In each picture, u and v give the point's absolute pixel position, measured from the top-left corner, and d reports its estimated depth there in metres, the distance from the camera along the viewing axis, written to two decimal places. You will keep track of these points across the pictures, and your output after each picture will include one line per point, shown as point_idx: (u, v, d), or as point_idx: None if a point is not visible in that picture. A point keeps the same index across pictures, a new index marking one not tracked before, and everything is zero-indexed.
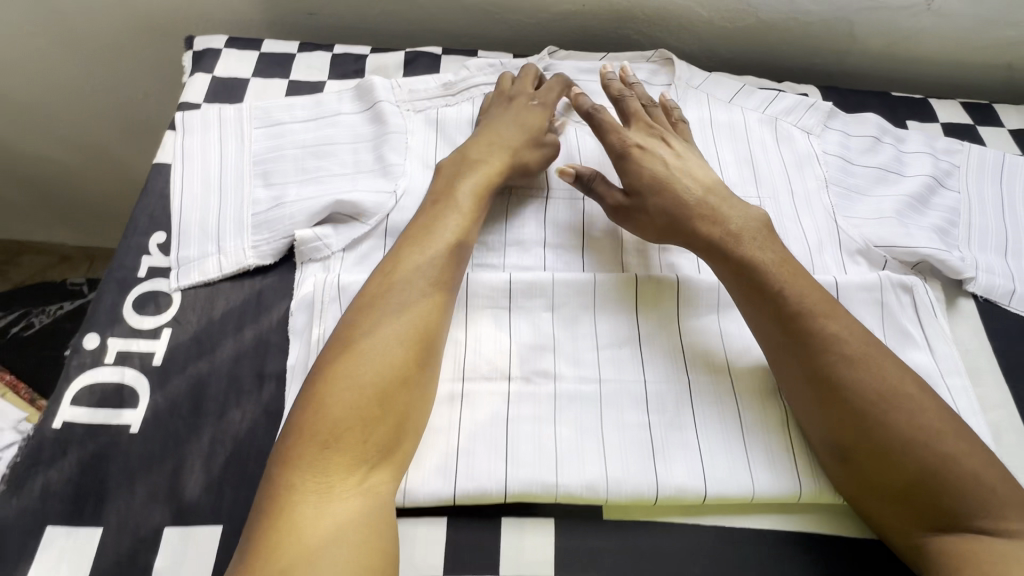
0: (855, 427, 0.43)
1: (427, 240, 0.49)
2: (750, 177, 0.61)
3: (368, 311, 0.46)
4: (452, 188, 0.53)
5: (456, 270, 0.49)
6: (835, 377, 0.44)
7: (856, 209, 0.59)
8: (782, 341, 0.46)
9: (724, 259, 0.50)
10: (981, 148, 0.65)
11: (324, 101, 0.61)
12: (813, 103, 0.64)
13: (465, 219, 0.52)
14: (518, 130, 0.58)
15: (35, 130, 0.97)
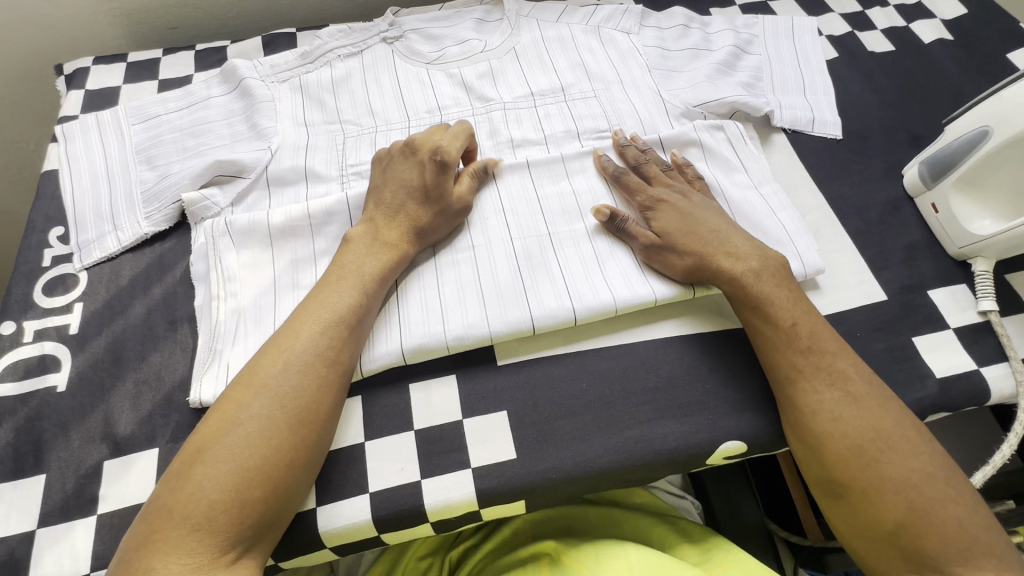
0: (827, 435, 0.45)
1: (308, 314, 0.47)
2: (584, 76, 0.70)
3: (259, 363, 0.45)
4: (356, 261, 0.51)
5: (341, 337, 0.47)
6: (841, 416, 0.45)
7: (677, 83, 0.69)
8: (779, 355, 0.48)
9: (747, 301, 0.50)
10: (774, 17, 0.76)
11: (193, 91, 0.67)
12: (626, 9, 0.75)
13: (361, 286, 0.49)
14: (408, 196, 0.54)
15: None
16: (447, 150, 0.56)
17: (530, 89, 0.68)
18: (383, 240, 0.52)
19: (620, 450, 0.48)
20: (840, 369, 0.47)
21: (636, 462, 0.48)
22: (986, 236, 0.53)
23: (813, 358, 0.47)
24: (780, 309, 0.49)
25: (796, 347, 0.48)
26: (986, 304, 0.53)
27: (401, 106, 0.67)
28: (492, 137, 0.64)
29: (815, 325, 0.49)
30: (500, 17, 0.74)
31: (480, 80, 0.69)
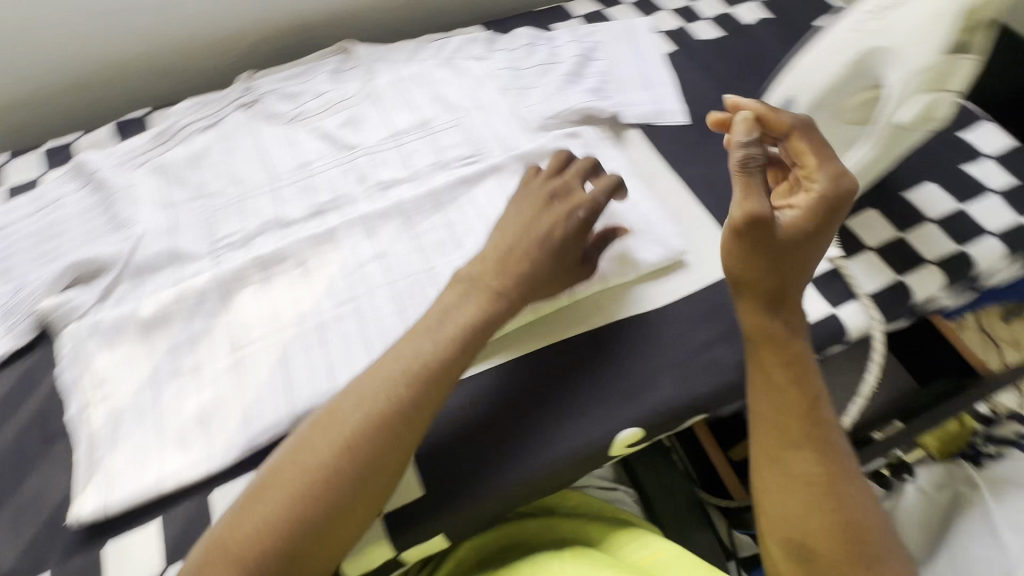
0: (806, 494, 0.44)
1: (387, 372, 0.45)
2: (444, 107, 0.72)
3: (337, 413, 0.43)
4: (440, 316, 0.48)
5: (413, 397, 0.44)
6: (837, 487, 0.45)
7: (531, 99, 0.72)
8: (774, 407, 0.48)
9: (777, 353, 0.49)
10: (612, 24, 0.81)
11: (43, 192, 0.65)
12: (474, 38, 0.78)
13: (445, 341, 0.46)
14: (532, 249, 0.51)
15: None
16: (591, 203, 0.54)
17: (393, 129, 0.70)
18: (487, 291, 0.48)
19: (526, 465, 0.50)
20: (840, 447, 0.47)
21: (542, 471, 0.50)
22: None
23: (809, 418, 0.47)
24: (789, 357, 0.49)
25: (795, 399, 0.47)
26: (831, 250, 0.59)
27: (266, 169, 0.67)
28: (360, 182, 0.65)
29: (819, 393, 0.48)
30: (354, 65, 0.76)
31: (343, 128, 0.70)
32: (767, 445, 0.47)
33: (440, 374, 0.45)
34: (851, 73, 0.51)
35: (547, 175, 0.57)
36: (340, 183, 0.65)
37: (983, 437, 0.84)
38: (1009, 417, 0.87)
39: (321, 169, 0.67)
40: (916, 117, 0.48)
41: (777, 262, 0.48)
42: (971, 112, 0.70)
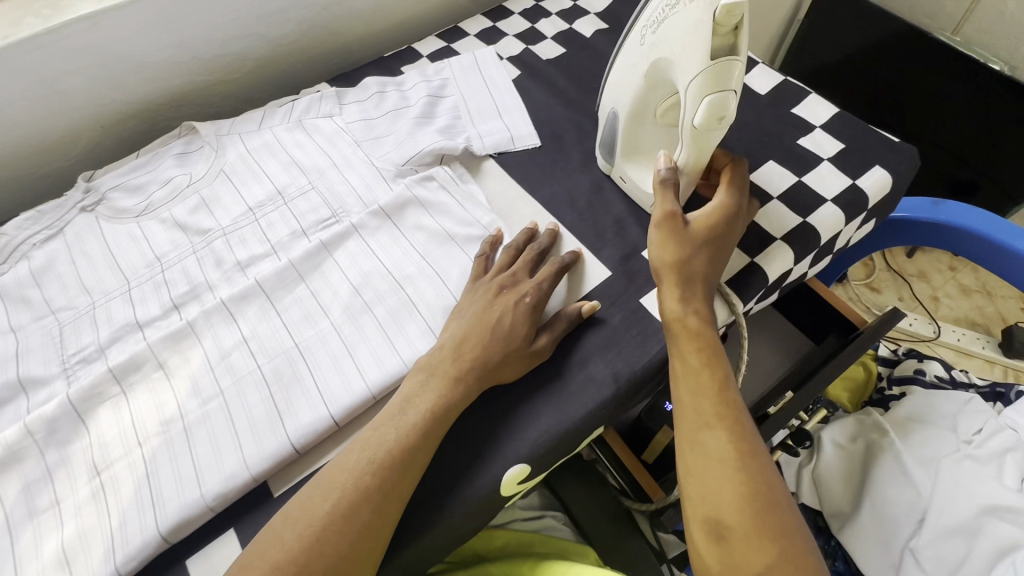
0: (721, 472, 0.43)
1: (357, 459, 0.47)
2: (298, 172, 0.71)
3: (316, 499, 0.45)
4: (398, 413, 0.49)
5: (378, 481, 0.46)
6: (749, 459, 0.44)
7: (385, 146, 0.72)
8: (691, 394, 0.47)
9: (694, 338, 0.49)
10: (458, 57, 0.82)
11: None
12: (322, 95, 0.78)
13: (402, 433, 0.48)
14: (482, 332, 0.53)
15: None
16: (537, 290, 0.56)
17: (248, 204, 0.68)
18: (446, 378, 0.51)
19: (415, 525, 0.49)
20: (752, 425, 0.46)
21: (434, 528, 0.49)
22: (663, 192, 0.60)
23: (723, 398, 0.47)
24: (705, 345, 0.49)
25: (710, 383, 0.47)
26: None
27: (117, 271, 0.64)
28: (219, 265, 0.63)
29: (730, 376, 0.48)
30: (201, 144, 0.74)
31: (196, 212, 0.68)
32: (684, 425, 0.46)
33: (399, 468, 0.47)
34: (656, 79, 0.56)
35: (498, 265, 0.58)
36: (196, 271, 0.63)
37: (887, 384, 0.90)
38: (906, 357, 0.92)
39: (175, 259, 0.64)
40: (706, 116, 0.51)
41: (670, 248, 0.52)
42: (797, 86, 0.74)
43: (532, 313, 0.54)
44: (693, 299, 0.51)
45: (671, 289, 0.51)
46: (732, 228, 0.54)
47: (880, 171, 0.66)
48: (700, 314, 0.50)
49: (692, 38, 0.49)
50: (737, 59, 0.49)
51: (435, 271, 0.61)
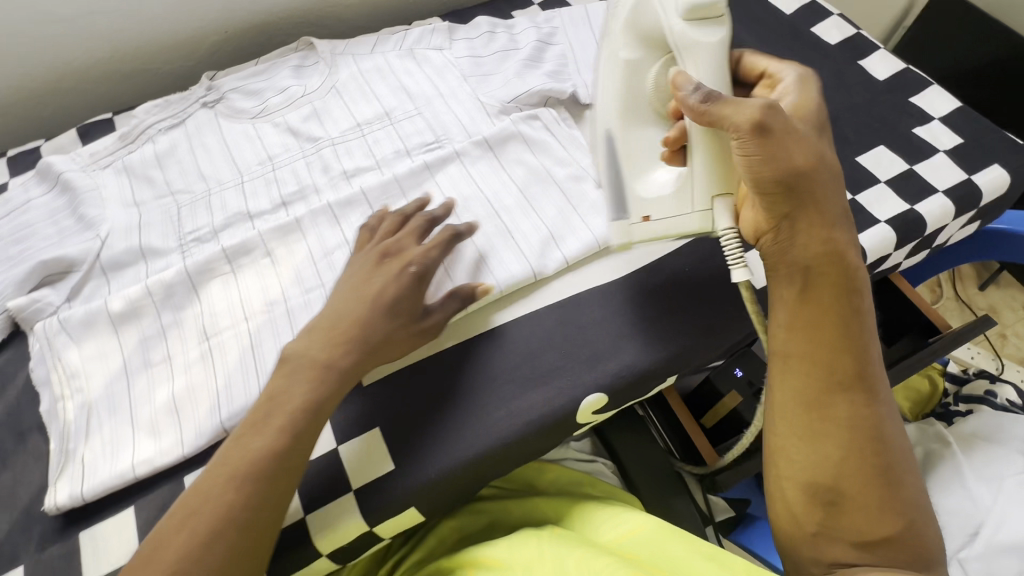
0: (842, 436, 0.45)
1: (215, 483, 0.43)
2: (405, 97, 0.73)
3: (171, 532, 0.41)
4: (259, 417, 0.46)
5: (241, 499, 0.42)
6: (872, 427, 0.46)
7: (491, 84, 0.74)
8: (816, 353, 0.47)
9: (829, 290, 0.47)
10: (569, 9, 0.82)
11: (11, 197, 0.65)
12: (434, 28, 0.79)
13: (265, 442, 0.44)
14: (359, 305, 0.51)
15: None
16: (423, 258, 0.54)
17: (356, 120, 0.71)
18: (314, 368, 0.47)
19: (493, 430, 0.53)
20: (878, 386, 0.47)
21: (509, 436, 0.53)
22: (710, 162, 0.49)
23: (855, 363, 0.46)
24: (842, 299, 0.47)
25: (843, 344, 0.46)
26: (726, 227, 0.50)
27: (232, 165, 0.68)
28: (326, 173, 0.66)
29: (868, 332, 0.47)
30: (316, 60, 0.77)
31: (307, 122, 0.71)
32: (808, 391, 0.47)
33: (261, 478, 0.43)
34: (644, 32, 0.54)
35: (383, 235, 0.56)
36: (305, 175, 0.66)
37: (953, 398, 0.88)
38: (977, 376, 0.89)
39: (285, 162, 0.68)
40: (692, 10, 0.49)
41: (786, 146, 0.45)
42: (920, 77, 0.72)
43: (420, 280, 0.53)
44: (823, 225, 0.47)
45: (806, 206, 0.46)
46: (816, 96, 0.52)
47: (999, 170, 0.64)
48: (839, 241, 0.46)
49: (666, 15, 0.51)
50: (721, 10, 0.50)
51: (532, 205, 0.63)
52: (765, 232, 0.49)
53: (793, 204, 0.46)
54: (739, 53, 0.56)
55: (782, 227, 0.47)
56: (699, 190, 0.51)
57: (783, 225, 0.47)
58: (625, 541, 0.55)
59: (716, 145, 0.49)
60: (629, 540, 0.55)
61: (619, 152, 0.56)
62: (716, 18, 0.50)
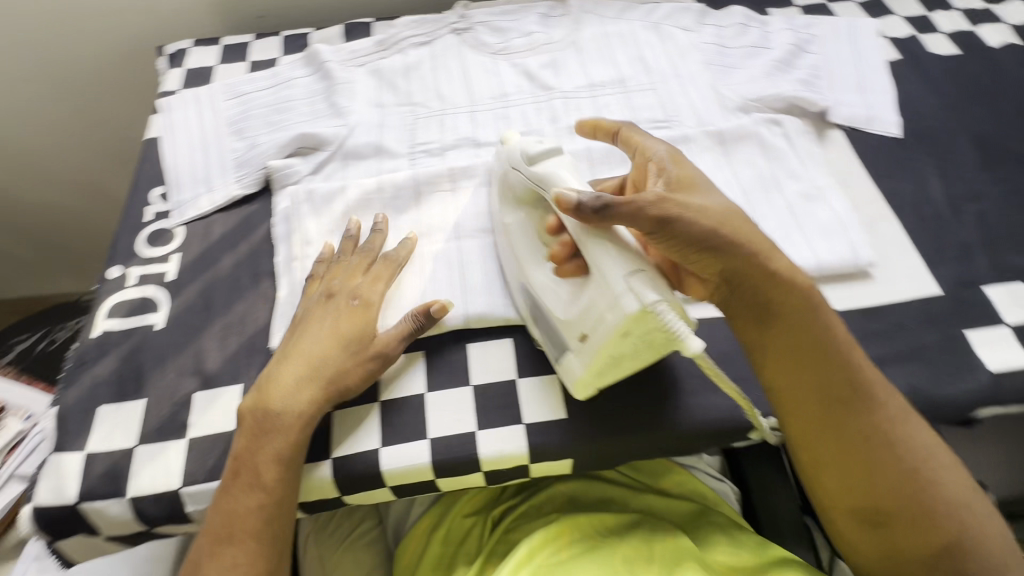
0: (866, 460, 0.48)
1: (221, 542, 0.45)
2: (643, 69, 0.72)
3: None
4: (232, 477, 0.46)
5: (255, 545, 0.45)
6: (891, 441, 0.48)
7: (733, 78, 0.71)
8: (808, 388, 0.49)
9: (798, 336, 0.49)
10: (834, 19, 0.77)
11: (279, 72, 0.73)
12: (687, 7, 0.77)
13: (252, 494, 0.46)
14: (320, 344, 0.50)
15: (27, 176, 1.06)
16: (367, 295, 0.53)
17: (590, 79, 0.71)
18: (278, 420, 0.47)
19: (674, 420, 0.52)
20: (880, 397, 0.49)
21: (689, 430, 0.52)
22: (622, 254, 0.45)
23: (844, 393, 0.49)
24: (811, 341, 0.49)
25: (826, 378, 0.49)
26: (657, 301, 0.43)
27: (467, 92, 0.71)
28: (552, 123, 0.68)
29: (847, 352, 0.49)
30: (563, 12, 0.78)
31: (544, 69, 0.72)
32: (808, 432, 0.49)
33: (263, 521, 0.46)
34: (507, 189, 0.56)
35: (349, 267, 0.55)
36: (534, 119, 0.68)
37: None
38: None
39: (516, 102, 0.70)
40: (540, 151, 0.50)
41: (693, 224, 0.46)
42: None
43: (365, 318, 0.52)
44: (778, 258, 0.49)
45: (752, 265, 0.48)
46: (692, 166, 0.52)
47: None
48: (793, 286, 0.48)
49: (517, 175, 0.53)
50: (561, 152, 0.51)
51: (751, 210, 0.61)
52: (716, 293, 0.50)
53: (723, 260, 0.47)
54: (620, 127, 0.55)
55: (724, 287, 0.49)
56: (605, 293, 0.45)
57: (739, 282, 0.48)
58: (726, 567, 0.55)
59: (607, 258, 0.45)
60: (737, 569, 0.55)
61: (538, 302, 0.51)
62: (555, 153, 0.50)
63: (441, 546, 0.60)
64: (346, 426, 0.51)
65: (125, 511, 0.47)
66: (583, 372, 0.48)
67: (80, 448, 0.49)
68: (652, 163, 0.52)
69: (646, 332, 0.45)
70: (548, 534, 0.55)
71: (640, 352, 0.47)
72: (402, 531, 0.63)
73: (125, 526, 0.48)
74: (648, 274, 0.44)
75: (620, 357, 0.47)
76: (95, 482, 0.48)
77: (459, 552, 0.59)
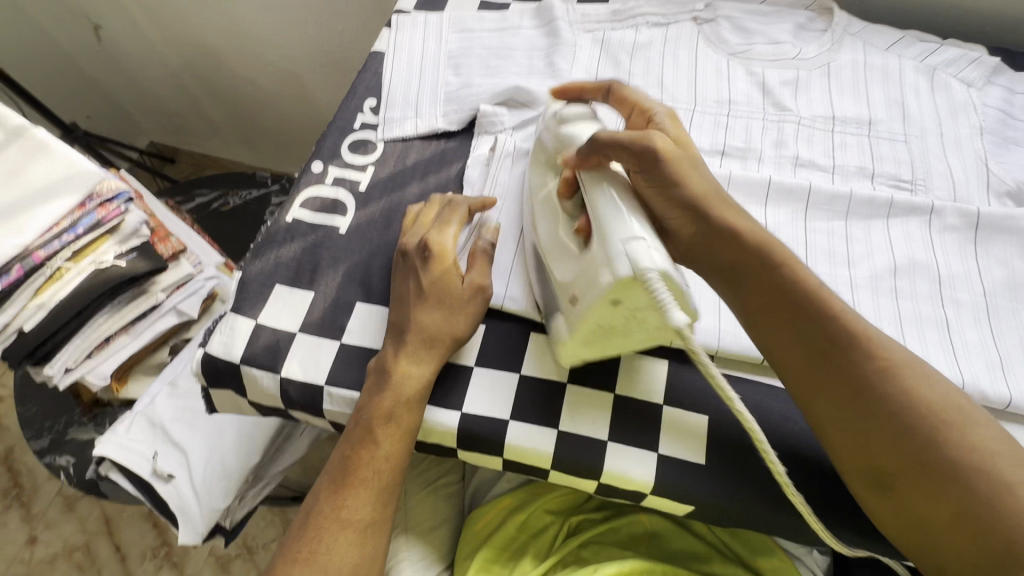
0: (865, 403, 0.41)
1: (344, 481, 0.47)
2: (900, 117, 0.62)
3: (317, 531, 0.46)
4: (354, 427, 0.48)
5: (373, 485, 0.47)
6: (878, 398, 0.40)
7: (1010, 157, 0.60)
8: (792, 339, 0.44)
9: (747, 281, 0.46)
10: None
11: (508, 17, 0.72)
12: (977, 58, 0.65)
13: (372, 441, 0.47)
14: (410, 297, 0.51)
15: (248, 56, 1.18)
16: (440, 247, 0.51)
17: (833, 111, 0.63)
18: (393, 370, 0.48)
19: (824, 506, 0.47)
20: (857, 365, 0.42)
21: (838, 523, 0.46)
22: (626, 208, 0.44)
23: (822, 352, 0.43)
24: (787, 300, 0.45)
25: (790, 331, 0.44)
26: (649, 267, 0.40)
27: (692, 88, 0.65)
28: (774, 147, 0.61)
29: (811, 312, 0.44)
30: (824, 27, 0.68)
31: (784, 86, 0.65)
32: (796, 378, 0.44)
33: (383, 464, 0.48)
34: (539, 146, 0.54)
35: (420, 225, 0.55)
36: (755, 137, 0.62)
37: None
38: None
39: (741, 112, 0.63)
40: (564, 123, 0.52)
41: (667, 186, 0.47)
42: None
43: (440, 266, 0.51)
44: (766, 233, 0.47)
45: (716, 232, 0.47)
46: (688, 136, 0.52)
47: None
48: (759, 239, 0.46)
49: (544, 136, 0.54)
50: (592, 116, 0.52)
51: (990, 318, 0.51)
52: (686, 257, 0.49)
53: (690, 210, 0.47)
54: (609, 84, 0.55)
55: (694, 253, 0.48)
56: (596, 259, 0.43)
57: (724, 261, 0.47)
58: None
59: (611, 217, 0.43)
60: None
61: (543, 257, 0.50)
62: (585, 116, 0.52)
63: (516, 531, 0.59)
64: (482, 386, 0.50)
65: (274, 386, 0.51)
66: (569, 335, 0.46)
67: (253, 316, 0.54)
68: (651, 123, 0.52)
69: (638, 302, 0.42)
70: (620, 568, 0.52)
71: (638, 321, 0.44)
72: (478, 501, 0.64)
73: (270, 398, 0.52)
74: (649, 241, 0.41)
75: (609, 323, 0.44)
76: (258, 351, 0.52)
77: (532, 544, 0.58)
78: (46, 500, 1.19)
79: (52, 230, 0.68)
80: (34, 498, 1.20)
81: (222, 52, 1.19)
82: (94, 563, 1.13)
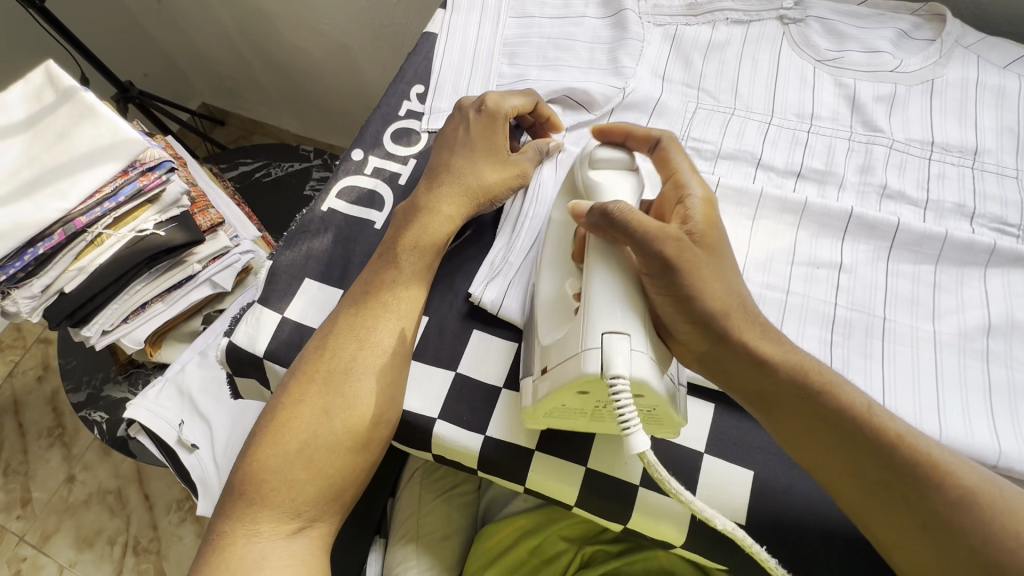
0: (921, 506, 0.37)
1: (344, 335, 0.47)
2: (1012, 148, 0.54)
3: (311, 380, 0.45)
4: (363, 285, 0.49)
5: (377, 340, 0.46)
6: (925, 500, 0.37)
7: None
8: (833, 453, 0.39)
9: (785, 385, 0.41)
10: None
11: (572, 4, 0.66)
12: None
13: (380, 303, 0.48)
14: (449, 154, 0.52)
15: (300, 26, 1.16)
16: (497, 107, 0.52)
17: (932, 136, 0.55)
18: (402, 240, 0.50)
19: None
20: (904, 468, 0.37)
21: None
22: (621, 296, 0.39)
23: (862, 463, 0.38)
24: (820, 419, 0.40)
25: (821, 442, 0.40)
26: (619, 373, 0.36)
27: (770, 98, 0.59)
28: (858, 173, 0.54)
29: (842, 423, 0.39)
30: (932, 36, 0.60)
31: (876, 103, 0.57)
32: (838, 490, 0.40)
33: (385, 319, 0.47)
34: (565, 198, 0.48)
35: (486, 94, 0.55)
36: (836, 160, 0.55)
37: None
38: None
39: (824, 129, 0.56)
40: (587, 183, 0.45)
41: (680, 295, 0.39)
42: None
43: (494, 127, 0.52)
44: None
45: (730, 347, 0.41)
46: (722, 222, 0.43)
47: None
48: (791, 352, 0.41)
49: (572, 173, 0.48)
50: (627, 166, 0.46)
51: None
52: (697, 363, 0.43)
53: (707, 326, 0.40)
54: (659, 137, 0.46)
55: (705, 362, 0.42)
56: (577, 341, 0.39)
57: (750, 372, 0.41)
58: None
59: (603, 304, 0.39)
60: None
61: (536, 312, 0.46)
62: (621, 164, 0.45)
63: (526, 554, 0.57)
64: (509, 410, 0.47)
65: None
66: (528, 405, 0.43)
67: (280, 309, 0.52)
68: (680, 203, 0.43)
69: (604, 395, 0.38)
70: None
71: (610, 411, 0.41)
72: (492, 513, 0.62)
73: None
74: (634, 339, 0.37)
75: (580, 407, 0.41)
76: (283, 346, 0.50)
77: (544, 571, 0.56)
78: (84, 443, 1.25)
79: (95, 196, 0.68)
80: (74, 439, 1.25)
81: (274, 19, 1.17)
82: (124, 508, 1.19)
